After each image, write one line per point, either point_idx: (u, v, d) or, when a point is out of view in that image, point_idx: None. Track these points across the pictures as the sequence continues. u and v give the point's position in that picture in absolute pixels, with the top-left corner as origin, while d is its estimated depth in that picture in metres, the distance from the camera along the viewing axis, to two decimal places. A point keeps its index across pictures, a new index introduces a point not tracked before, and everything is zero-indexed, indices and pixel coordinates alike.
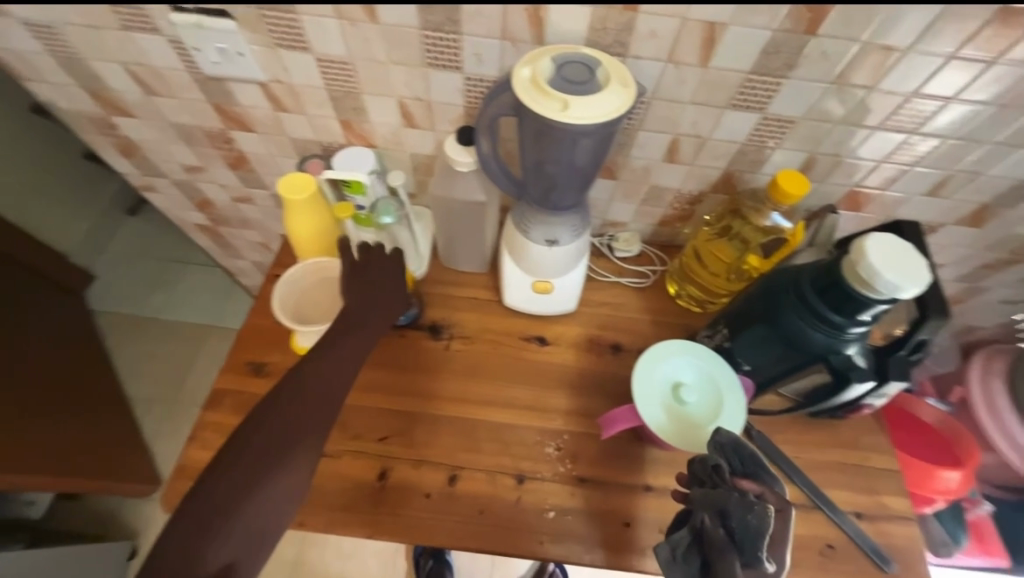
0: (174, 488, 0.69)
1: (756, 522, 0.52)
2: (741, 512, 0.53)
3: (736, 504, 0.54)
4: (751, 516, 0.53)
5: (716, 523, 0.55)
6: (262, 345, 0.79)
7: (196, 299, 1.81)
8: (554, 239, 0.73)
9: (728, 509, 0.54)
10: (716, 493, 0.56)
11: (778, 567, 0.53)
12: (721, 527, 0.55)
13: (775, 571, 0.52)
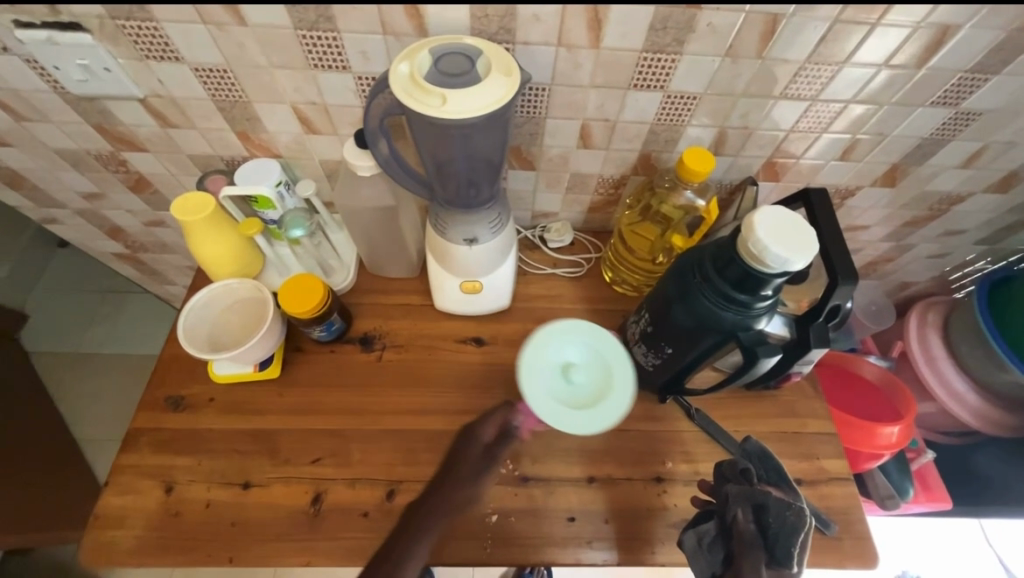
0: (91, 539, 0.65)
1: (794, 519, 0.60)
2: (778, 510, 0.61)
3: (773, 502, 0.61)
4: (790, 513, 0.60)
5: (750, 518, 0.62)
6: (179, 377, 0.75)
7: (140, 329, 1.72)
8: (473, 238, 0.71)
9: (767, 506, 0.61)
10: (755, 490, 0.63)
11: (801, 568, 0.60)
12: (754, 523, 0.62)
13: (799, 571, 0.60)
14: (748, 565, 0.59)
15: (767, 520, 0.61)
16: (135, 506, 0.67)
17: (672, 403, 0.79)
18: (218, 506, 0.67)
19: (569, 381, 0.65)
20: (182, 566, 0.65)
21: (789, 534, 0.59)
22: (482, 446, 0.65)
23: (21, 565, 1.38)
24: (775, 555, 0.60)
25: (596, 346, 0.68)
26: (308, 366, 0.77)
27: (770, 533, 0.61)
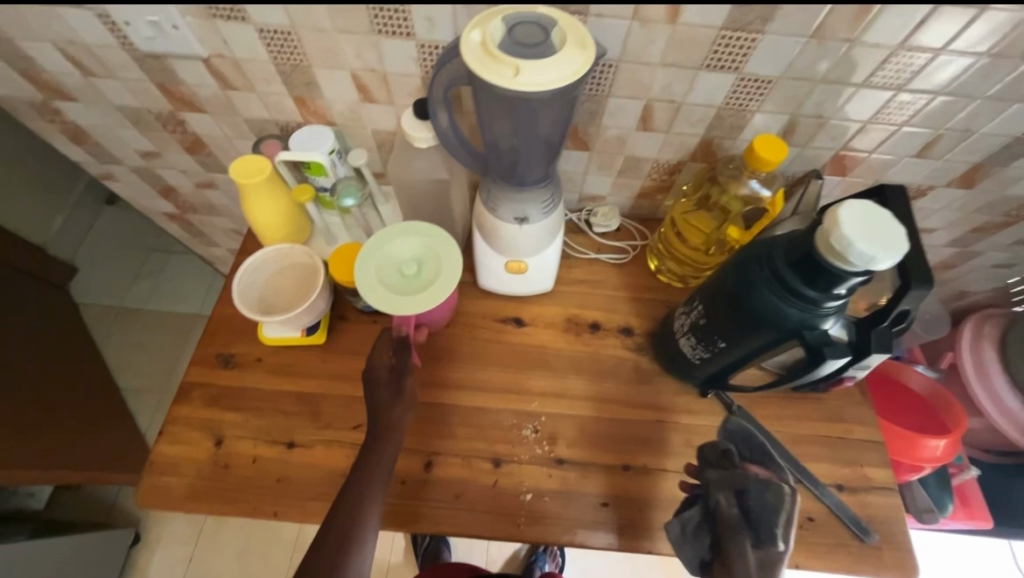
0: (147, 481, 0.68)
1: (773, 500, 0.62)
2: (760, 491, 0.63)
3: (756, 484, 0.64)
4: (769, 493, 0.63)
5: (733, 502, 0.64)
6: (229, 335, 0.77)
7: (182, 288, 1.79)
8: (524, 217, 0.70)
9: (748, 489, 0.64)
10: (735, 474, 0.65)
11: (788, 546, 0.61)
12: (737, 505, 0.64)
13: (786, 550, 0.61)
14: (732, 548, 0.62)
15: (748, 503, 0.64)
16: (187, 455, 0.70)
17: (713, 398, 0.78)
18: (264, 462, 0.70)
19: (406, 274, 0.67)
20: (228, 515, 0.68)
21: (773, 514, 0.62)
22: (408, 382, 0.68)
23: (70, 499, 1.49)
24: (759, 535, 0.62)
25: (396, 239, 0.70)
26: (350, 334, 0.78)
27: (752, 515, 0.63)
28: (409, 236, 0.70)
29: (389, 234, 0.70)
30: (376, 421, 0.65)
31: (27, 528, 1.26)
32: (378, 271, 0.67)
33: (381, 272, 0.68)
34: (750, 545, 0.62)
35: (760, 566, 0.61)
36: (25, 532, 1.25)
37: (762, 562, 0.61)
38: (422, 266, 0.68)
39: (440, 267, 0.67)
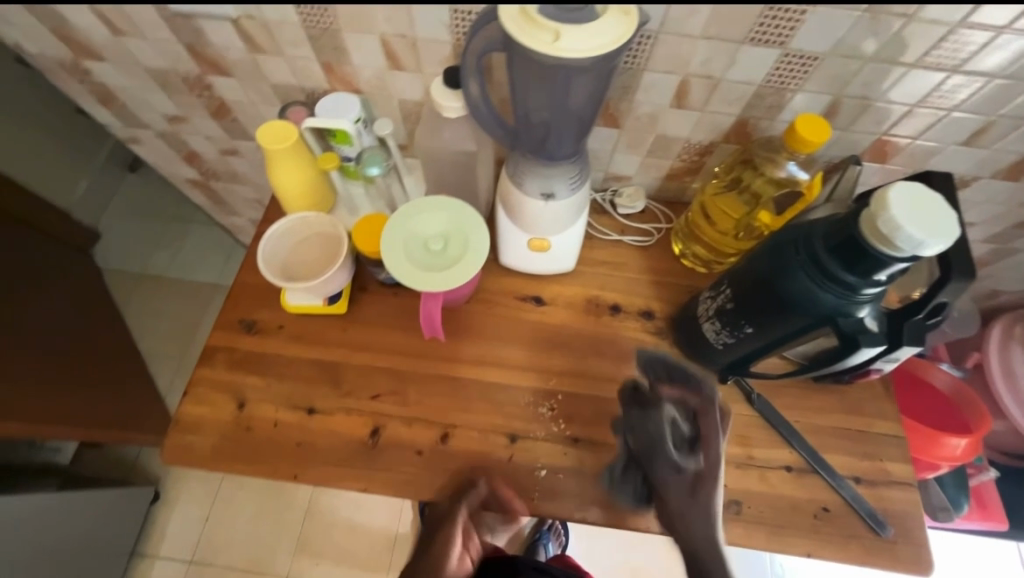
0: (171, 439, 0.70)
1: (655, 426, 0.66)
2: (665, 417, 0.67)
3: (640, 417, 0.68)
4: (651, 422, 0.67)
5: (634, 440, 0.68)
6: (252, 302, 0.78)
7: (202, 257, 1.81)
8: (550, 193, 0.69)
9: (636, 425, 0.68)
10: (626, 415, 0.69)
11: (707, 457, 0.64)
12: (640, 441, 0.67)
13: (704, 464, 0.63)
14: (655, 481, 0.66)
15: (645, 436, 0.67)
16: (211, 415, 0.71)
17: (732, 385, 0.77)
18: (285, 427, 0.71)
19: (432, 250, 0.67)
20: (250, 476, 0.69)
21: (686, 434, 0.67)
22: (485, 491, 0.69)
23: (94, 457, 1.54)
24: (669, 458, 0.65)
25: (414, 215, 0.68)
26: (371, 306, 0.78)
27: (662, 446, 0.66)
28: (427, 210, 0.68)
29: (408, 209, 0.68)
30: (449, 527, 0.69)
31: (54, 482, 1.31)
32: (405, 248, 0.67)
33: (406, 250, 0.67)
34: (668, 471, 0.65)
35: (692, 487, 0.63)
36: (52, 484, 1.30)
37: (694, 482, 0.63)
38: (449, 243, 0.67)
39: (467, 245, 0.67)
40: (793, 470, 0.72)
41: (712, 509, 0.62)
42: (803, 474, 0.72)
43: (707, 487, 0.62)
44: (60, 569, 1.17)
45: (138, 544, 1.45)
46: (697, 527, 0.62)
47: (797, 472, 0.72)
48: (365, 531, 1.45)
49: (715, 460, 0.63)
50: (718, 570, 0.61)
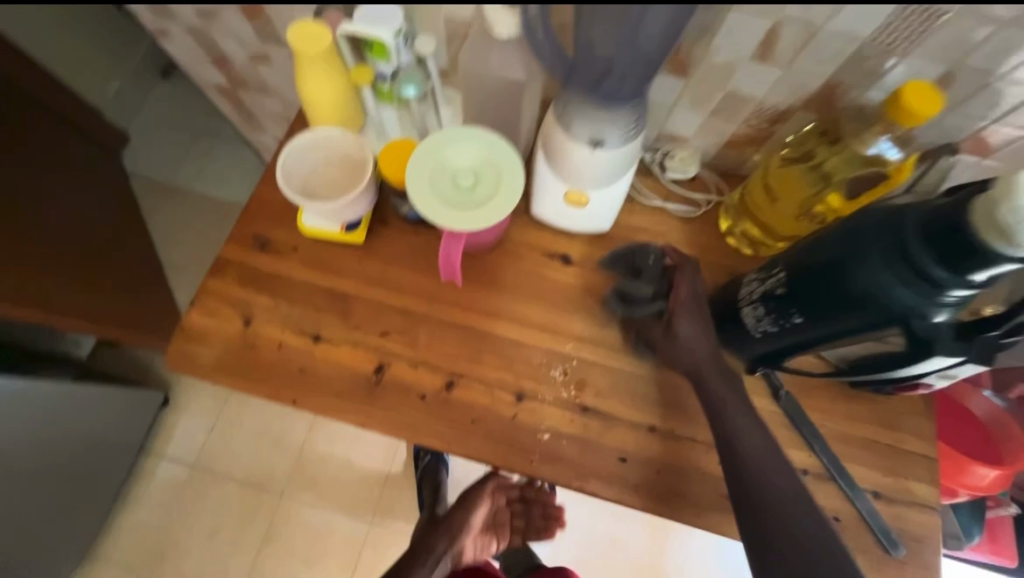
0: (175, 347, 0.69)
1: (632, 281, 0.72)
2: (626, 289, 0.72)
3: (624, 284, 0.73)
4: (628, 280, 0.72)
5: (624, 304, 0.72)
6: (268, 218, 0.75)
7: (226, 174, 1.78)
8: (600, 140, 0.62)
9: (622, 290, 0.72)
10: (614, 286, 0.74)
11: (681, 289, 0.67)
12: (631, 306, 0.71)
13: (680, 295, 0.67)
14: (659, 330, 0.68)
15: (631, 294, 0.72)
16: (217, 328, 0.70)
17: (760, 377, 0.71)
18: (290, 351, 0.69)
19: (461, 186, 0.61)
20: (250, 393, 0.68)
21: (650, 293, 0.71)
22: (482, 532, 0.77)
23: (110, 356, 1.59)
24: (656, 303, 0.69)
25: (442, 143, 0.62)
26: (390, 240, 0.74)
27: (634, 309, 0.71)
28: (454, 138, 0.62)
29: (439, 137, 0.62)
30: None
31: (70, 373, 1.36)
32: (431, 177, 0.61)
33: (432, 181, 0.61)
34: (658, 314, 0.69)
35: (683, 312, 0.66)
36: (68, 374, 1.34)
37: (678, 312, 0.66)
38: (480, 181, 0.62)
39: (499, 186, 0.61)
40: (809, 474, 0.68)
41: (699, 325, 0.66)
42: (819, 480, 0.68)
43: (680, 320, 0.66)
44: (69, 454, 1.23)
45: (146, 443, 1.52)
46: (689, 350, 0.65)
47: (813, 477, 0.68)
48: (360, 464, 1.50)
49: (681, 292, 0.66)
50: (716, 383, 0.65)
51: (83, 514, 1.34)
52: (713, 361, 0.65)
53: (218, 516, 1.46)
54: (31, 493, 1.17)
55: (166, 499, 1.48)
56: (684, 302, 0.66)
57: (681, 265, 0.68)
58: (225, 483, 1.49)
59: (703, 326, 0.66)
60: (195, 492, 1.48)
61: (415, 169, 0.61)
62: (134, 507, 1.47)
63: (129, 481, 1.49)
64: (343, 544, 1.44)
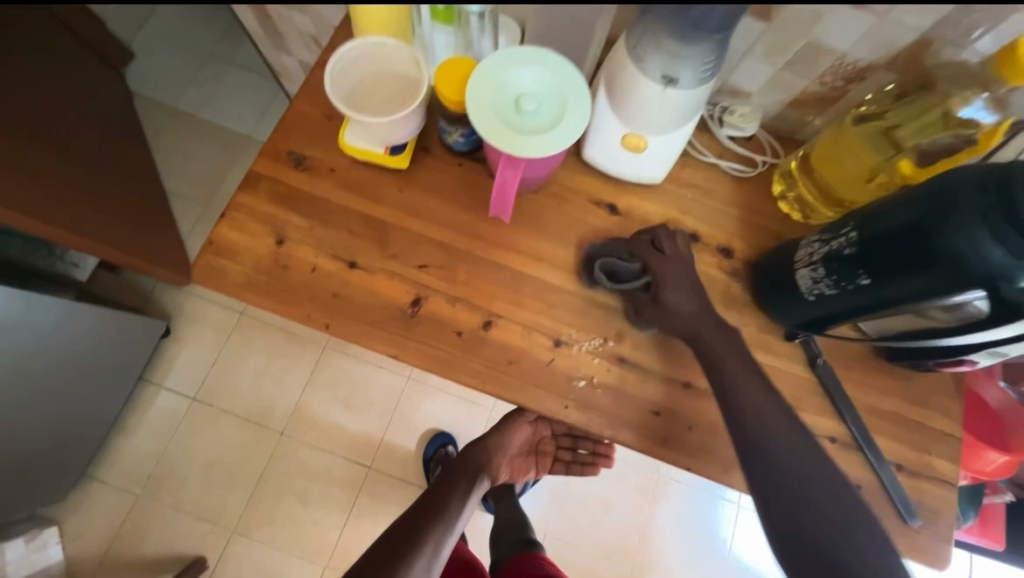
0: (202, 260, 0.65)
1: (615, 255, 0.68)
2: (610, 264, 0.67)
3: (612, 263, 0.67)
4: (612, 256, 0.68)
5: (619, 281, 0.67)
6: (305, 135, 0.70)
7: (236, 103, 1.69)
8: (673, 78, 0.59)
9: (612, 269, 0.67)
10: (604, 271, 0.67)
11: (668, 246, 0.67)
12: (626, 280, 0.67)
13: (669, 251, 0.66)
14: (669, 291, 0.64)
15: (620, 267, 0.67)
16: (248, 245, 0.66)
17: (798, 345, 0.71)
18: (324, 275, 0.66)
19: (525, 111, 0.56)
20: (280, 315, 0.66)
21: (637, 268, 0.67)
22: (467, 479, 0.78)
23: (110, 281, 1.54)
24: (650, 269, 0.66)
25: (506, 63, 0.57)
26: (433, 170, 0.70)
27: (623, 285, 0.67)
28: (518, 59, 0.57)
29: (503, 57, 0.57)
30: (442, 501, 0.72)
31: (68, 292, 1.31)
32: (494, 100, 0.57)
33: (494, 104, 0.57)
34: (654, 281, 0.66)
35: (681, 264, 0.66)
36: (67, 293, 1.30)
37: (670, 272, 0.65)
38: (544, 106, 0.57)
39: (564, 113, 0.57)
40: (836, 443, 0.68)
41: (692, 277, 0.66)
42: (845, 449, 0.68)
43: (671, 290, 0.64)
44: (68, 372, 1.20)
45: (146, 371, 1.49)
46: (686, 319, 0.64)
47: (840, 446, 0.68)
48: (362, 409, 1.50)
49: (666, 262, 0.66)
50: (712, 340, 0.64)
51: (82, 434, 1.32)
52: (710, 324, 0.64)
53: (217, 449, 1.46)
54: (31, 407, 1.15)
55: (165, 428, 1.46)
56: (672, 271, 0.65)
57: (656, 234, 0.68)
58: (226, 417, 1.48)
59: (693, 294, 0.65)
60: (195, 423, 1.47)
61: (479, 89, 0.57)
62: (132, 433, 1.46)
63: (127, 407, 1.47)
64: (342, 485, 1.45)
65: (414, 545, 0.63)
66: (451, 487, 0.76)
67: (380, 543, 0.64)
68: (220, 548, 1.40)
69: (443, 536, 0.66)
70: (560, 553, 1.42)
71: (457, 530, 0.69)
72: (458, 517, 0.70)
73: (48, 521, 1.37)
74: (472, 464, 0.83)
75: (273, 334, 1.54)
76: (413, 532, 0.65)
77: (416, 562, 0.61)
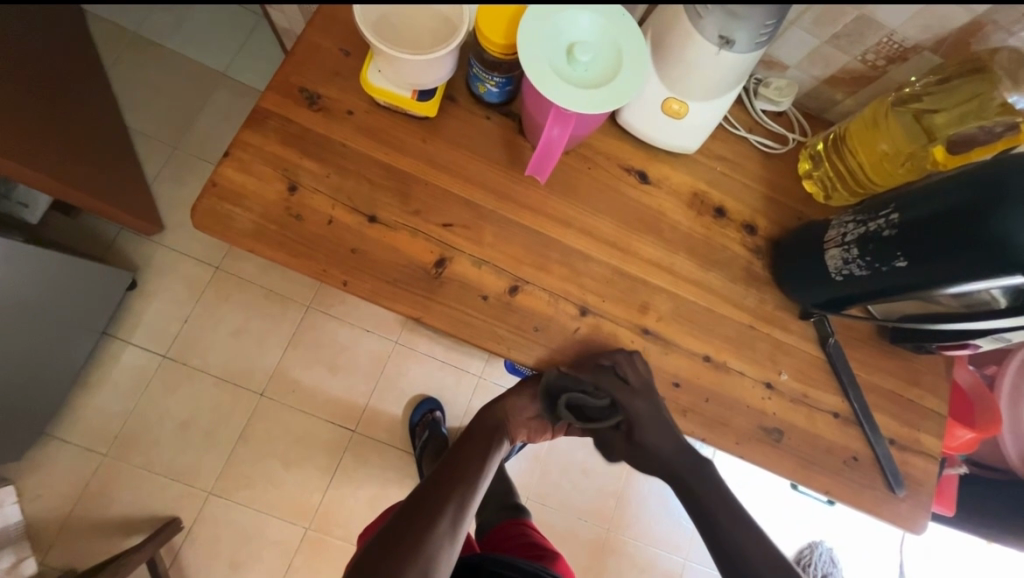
0: (204, 203, 0.59)
1: (577, 390, 0.66)
2: (576, 398, 0.67)
3: (576, 396, 0.67)
4: (576, 390, 0.66)
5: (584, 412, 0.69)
6: (319, 71, 0.63)
7: (207, 33, 1.52)
8: (730, 39, 0.56)
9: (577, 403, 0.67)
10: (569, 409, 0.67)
11: (633, 379, 0.65)
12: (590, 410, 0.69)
13: (634, 384, 0.65)
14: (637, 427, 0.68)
15: (585, 399, 0.67)
16: (255, 189, 0.60)
17: (811, 324, 0.72)
18: (341, 227, 0.61)
19: (577, 63, 0.52)
20: (294, 269, 0.61)
21: (606, 402, 0.67)
22: (482, 444, 0.76)
23: (64, 225, 1.39)
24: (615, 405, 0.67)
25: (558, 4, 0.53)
26: (460, 121, 0.65)
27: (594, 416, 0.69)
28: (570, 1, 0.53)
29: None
30: (459, 468, 0.72)
31: (19, 236, 1.18)
32: (545, 47, 0.52)
33: (543, 49, 0.52)
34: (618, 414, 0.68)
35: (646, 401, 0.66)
36: (18, 236, 1.17)
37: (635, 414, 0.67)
38: (597, 59, 0.53)
39: (620, 66, 0.54)
40: (838, 418, 0.71)
41: (659, 408, 0.67)
42: (845, 424, 0.71)
43: (642, 426, 0.68)
44: (23, 323, 1.10)
45: (109, 325, 1.39)
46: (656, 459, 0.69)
47: (841, 421, 0.72)
48: (347, 373, 1.46)
49: (636, 395, 0.65)
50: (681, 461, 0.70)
51: (41, 391, 1.22)
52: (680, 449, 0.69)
53: (192, 409, 1.39)
54: None
55: (133, 386, 1.38)
56: (641, 408, 0.66)
57: (619, 363, 0.65)
58: (201, 376, 1.40)
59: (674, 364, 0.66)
60: (167, 383, 1.39)
61: (529, 35, 0.52)
62: (96, 391, 1.36)
63: (89, 363, 1.37)
64: (325, 448, 1.42)
65: (434, 511, 0.65)
66: (466, 447, 0.76)
67: (405, 506, 0.67)
68: (196, 509, 1.35)
69: (464, 498, 0.68)
70: (542, 516, 1.46)
71: (477, 491, 0.71)
72: (477, 482, 0.71)
73: (3, 481, 1.28)
74: (489, 424, 0.78)
75: (251, 293, 1.45)
76: (434, 501, 0.67)
77: (439, 525, 0.64)
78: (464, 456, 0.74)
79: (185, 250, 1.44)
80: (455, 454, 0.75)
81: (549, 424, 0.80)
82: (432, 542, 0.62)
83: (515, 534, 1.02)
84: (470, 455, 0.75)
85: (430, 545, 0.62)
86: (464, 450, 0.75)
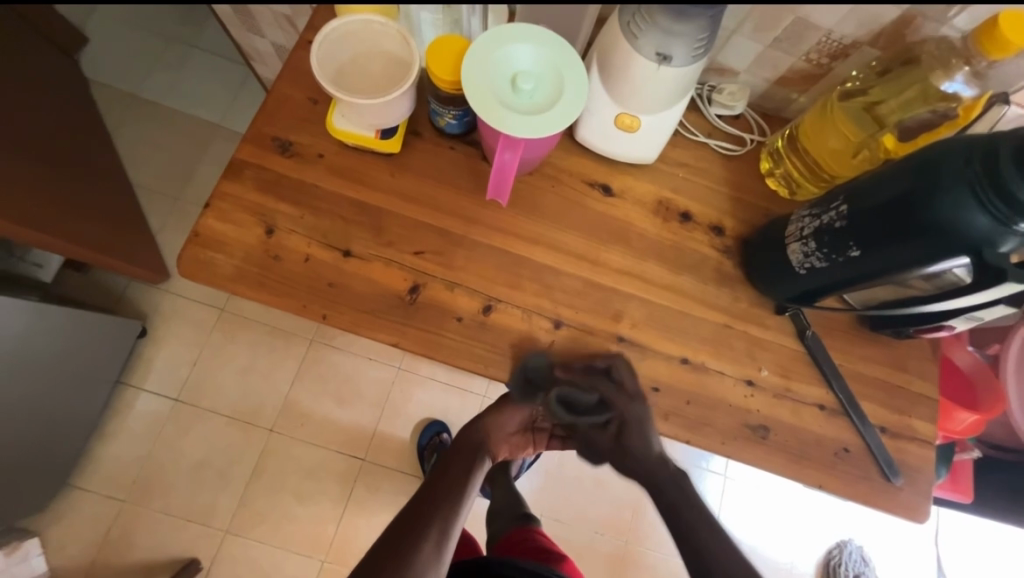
0: (190, 253, 0.63)
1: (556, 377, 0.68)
2: (567, 394, 0.69)
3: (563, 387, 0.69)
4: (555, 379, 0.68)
5: (567, 408, 0.70)
6: (290, 120, 0.68)
7: (203, 88, 1.60)
8: (667, 55, 0.59)
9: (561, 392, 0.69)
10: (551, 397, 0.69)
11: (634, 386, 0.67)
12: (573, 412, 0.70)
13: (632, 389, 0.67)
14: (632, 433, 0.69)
15: (565, 393, 0.69)
16: (236, 236, 0.64)
17: (788, 318, 0.73)
18: (318, 264, 0.65)
19: (522, 90, 0.56)
20: (276, 307, 0.64)
21: (594, 400, 0.69)
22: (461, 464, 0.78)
23: (78, 281, 1.47)
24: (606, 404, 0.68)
25: (494, 41, 0.57)
26: (424, 154, 0.69)
27: (586, 415, 0.71)
28: (502, 36, 0.57)
29: (493, 35, 0.57)
30: (440, 493, 0.73)
31: (33, 295, 1.24)
32: (489, 81, 0.56)
33: (489, 82, 0.56)
34: (606, 417, 0.70)
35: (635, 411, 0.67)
36: (34, 296, 1.23)
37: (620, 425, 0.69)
38: (540, 83, 0.57)
39: (562, 88, 0.57)
40: (824, 410, 0.71)
41: (649, 426, 0.68)
42: (833, 415, 0.71)
43: (635, 431, 0.69)
44: (40, 380, 1.15)
45: (123, 374, 1.44)
46: (649, 463, 0.70)
47: (828, 413, 0.71)
48: (353, 402, 1.49)
49: (628, 402, 0.67)
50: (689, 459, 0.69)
51: (61, 442, 1.27)
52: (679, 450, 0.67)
53: (204, 450, 1.42)
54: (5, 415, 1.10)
55: (148, 432, 1.42)
56: (633, 413, 0.67)
57: (614, 364, 0.67)
58: (212, 417, 1.44)
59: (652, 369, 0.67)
60: (179, 425, 1.43)
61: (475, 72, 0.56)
62: (113, 438, 1.41)
63: (106, 412, 1.41)
64: (336, 479, 1.44)
65: (417, 535, 0.66)
66: (446, 470, 0.76)
67: (389, 531, 0.68)
68: (213, 549, 1.37)
69: (448, 519, 0.70)
70: (556, 533, 1.45)
71: (463, 510, 0.72)
72: (462, 503, 0.73)
73: (29, 533, 1.32)
74: (471, 443, 0.80)
75: (256, 331, 1.50)
76: (418, 522, 0.68)
77: (423, 547, 0.65)
78: (447, 477, 0.75)
79: (191, 295, 1.50)
80: (435, 478, 0.76)
81: (529, 439, 0.85)
82: (417, 565, 0.63)
83: (522, 539, 1.02)
84: (452, 477, 0.75)
85: (415, 568, 0.63)
86: (445, 472, 0.76)
